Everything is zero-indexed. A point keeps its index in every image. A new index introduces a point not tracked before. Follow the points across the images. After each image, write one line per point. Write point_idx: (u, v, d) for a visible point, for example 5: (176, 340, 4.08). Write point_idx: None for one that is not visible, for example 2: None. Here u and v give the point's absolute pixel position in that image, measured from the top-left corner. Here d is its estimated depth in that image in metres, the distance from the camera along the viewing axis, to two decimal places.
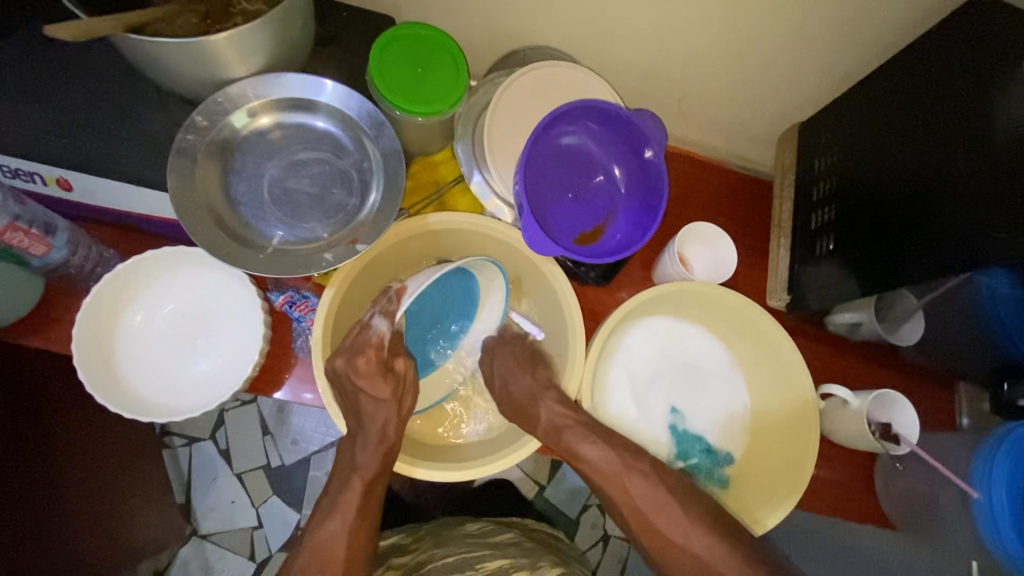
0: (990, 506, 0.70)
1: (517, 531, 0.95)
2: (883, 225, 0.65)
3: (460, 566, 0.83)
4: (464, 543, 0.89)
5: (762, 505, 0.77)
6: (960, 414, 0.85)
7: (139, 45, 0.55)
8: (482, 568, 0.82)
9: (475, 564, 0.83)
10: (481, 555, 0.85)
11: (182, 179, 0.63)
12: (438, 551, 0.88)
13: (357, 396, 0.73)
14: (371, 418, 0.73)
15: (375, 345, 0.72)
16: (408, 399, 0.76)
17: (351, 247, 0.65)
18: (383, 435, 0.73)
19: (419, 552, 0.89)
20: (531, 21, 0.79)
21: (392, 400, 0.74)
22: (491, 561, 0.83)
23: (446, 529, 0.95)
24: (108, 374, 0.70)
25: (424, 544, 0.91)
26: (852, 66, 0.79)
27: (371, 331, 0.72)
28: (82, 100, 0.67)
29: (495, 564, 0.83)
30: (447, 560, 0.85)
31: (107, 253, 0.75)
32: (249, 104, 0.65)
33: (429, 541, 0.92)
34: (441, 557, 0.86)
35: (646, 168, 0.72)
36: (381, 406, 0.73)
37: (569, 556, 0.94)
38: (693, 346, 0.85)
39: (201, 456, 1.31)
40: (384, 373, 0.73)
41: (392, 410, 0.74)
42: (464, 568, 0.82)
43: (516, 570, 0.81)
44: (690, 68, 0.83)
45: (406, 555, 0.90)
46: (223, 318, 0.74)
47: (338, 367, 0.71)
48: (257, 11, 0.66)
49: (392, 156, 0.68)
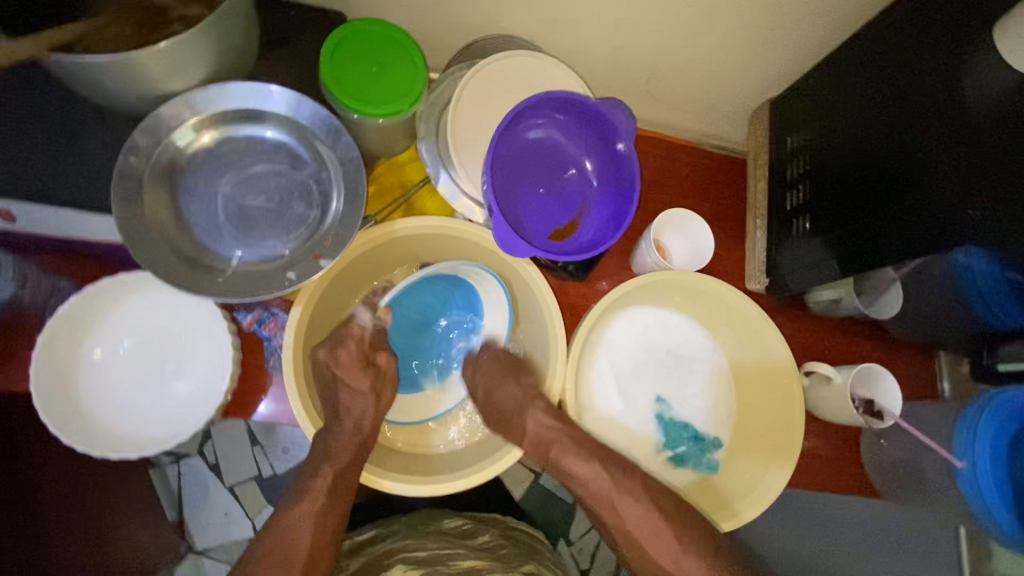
0: (976, 477, 0.73)
1: (492, 528, 0.95)
2: (860, 205, 0.64)
3: (433, 560, 0.82)
4: (438, 539, 0.88)
5: (747, 496, 0.76)
6: (942, 381, 0.85)
7: (67, 65, 0.51)
8: (455, 566, 0.81)
9: (447, 561, 0.82)
10: (453, 554, 0.84)
11: (129, 204, 0.59)
12: (411, 543, 0.87)
13: (336, 387, 0.73)
14: (348, 410, 0.72)
15: (357, 337, 0.73)
16: (387, 393, 0.75)
17: (314, 263, 0.63)
18: (356, 428, 0.71)
19: (392, 542, 0.88)
20: (490, 10, 0.76)
21: (370, 392, 0.73)
22: (464, 561, 0.83)
23: (423, 524, 0.93)
24: (72, 412, 0.67)
25: (395, 536, 0.89)
26: (821, 38, 0.77)
27: (354, 322, 0.75)
28: (15, 123, 0.62)
29: (468, 563, 0.82)
30: (420, 553, 0.83)
31: (61, 283, 0.71)
32: (193, 119, 0.62)
33: (404, 532, 0.90)
34: (413, 548, 0.84)
35: (617, 159, 0.70)
36: (360, 398, 0.73)
37: (547, 560, 0.92)
38: (675, 334, 0.84)
39: (190, 471, 1.28)
40: (365, 366, 0.73)
41: (370, 403, 0.73)
42: (437, 562, 0.81)
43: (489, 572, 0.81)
44: (657, 49, 0.80)
45: (377, 547, 0.87)
46: (191, 343, 0.71)
47: (321, 356, 0.72)
48: (197, 16, 0.63)
49: (350, 163, 0.65)
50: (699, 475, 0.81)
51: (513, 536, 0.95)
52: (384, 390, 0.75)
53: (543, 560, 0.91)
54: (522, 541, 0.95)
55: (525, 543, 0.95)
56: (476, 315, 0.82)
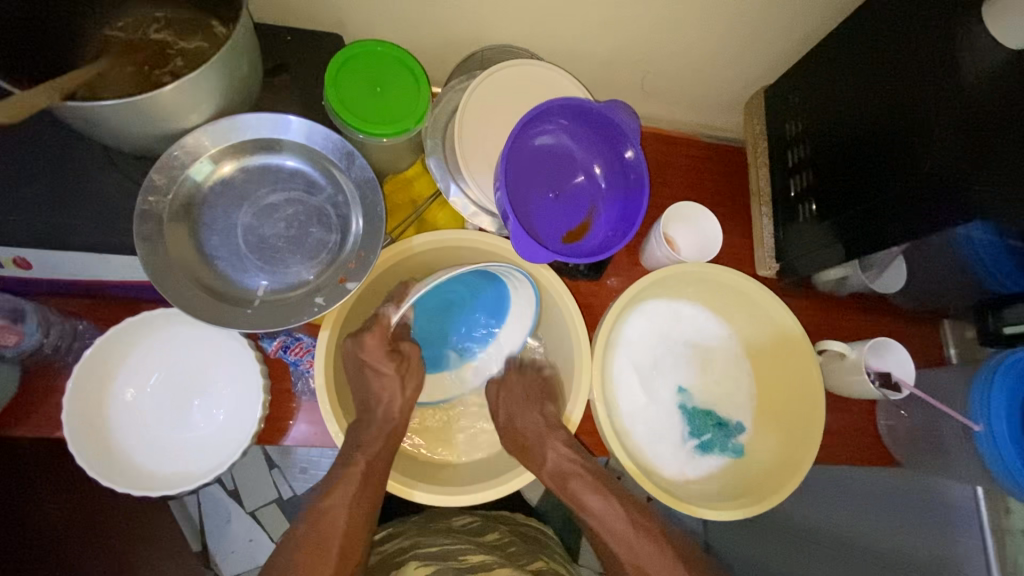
0: (993, 438, 0.73)
1: (503, 525, 0.94)
2: (862, 187, 0.66)
3: (444, 556, 0.80)
4: (448, 535, 0.86)
5: (773, 479, 0.78)
6: (948, 345, 0.90)
7: (79, 111, 0.51)
8: (465, 561, 0.79)
9: (458, 557, 0.80)
10: (463, 548, 0.82)
11: (150, 243, 0.60)
12: (421, 540, 0.85)
13: (364, 375, 0.73)
14: (378, 398, 0.73)
15: (381, 326, 0.73)
16: (412, 382, 0.76)
17: (340, 287, 0.64)
18: (388, 417, 0.73)
19: (403, 539, 0.86)
20: (485, 21, 0.77)
21: (396, 376, 0.74)
22: (474, 556, 0.81)
23: (432, 521, 0.91)
24: (106, 452, 0.67)
25: (406, 533, 0.88)
26: (807, 25, 0.79)
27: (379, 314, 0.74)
28: (21, 170, 0.61)
29: (479, 559, 0.80)
30: (431, 549, 0.81)
31: (81, 325, 0.71)
32: (211, 152, 0.63)
33: (413, 529, 0.89)
34: (424, 545, 0.83)
35: (624, 162, 0.71)
36: (387, 385, 0.73)
37: (555, 555, 0.91)
38: (690, 324, 0.86)
39: (211, 500, 1.28)
40: (391, 352, 0.74)
41: (398, 391, 0.74)
42: (448, 558, 0.79)
43: (499, 566, 0.79)
44: (648, 47, 0.82)
45: (390, 543, 0.87)
46: (218, 373, 0.72)
47: (347, 346, 0.73)
48: (197, 50, 0.64)
49: (367, 184, 0.66)
50: (725, 459, 0.83)
51: (522, 533, 0.94)
52: (410, 377, 0.75)
53: (551, 555, 0.90)
54: (531, 537, 0.94)
55: (538, 542, 0.93)
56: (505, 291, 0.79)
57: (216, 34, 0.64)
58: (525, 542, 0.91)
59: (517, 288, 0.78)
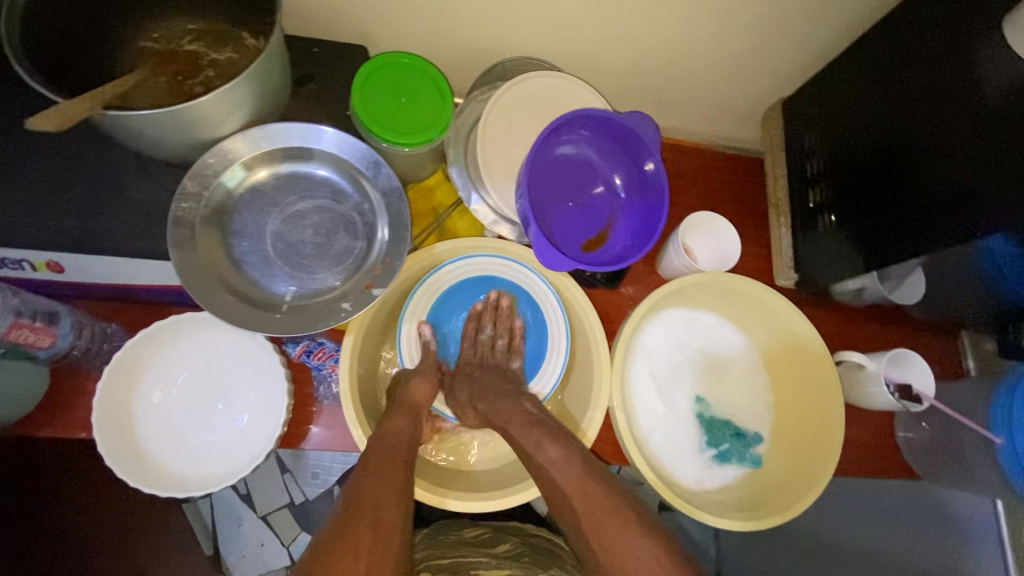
0: (1014, 451, 0.72)
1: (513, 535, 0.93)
2: (883, 199, 0.67)
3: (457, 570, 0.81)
4: (460, 548, 0.87)
5: (791, 490, 0.78)
6: (967, 358, 0.90)
7: (120, 121, 0.52)
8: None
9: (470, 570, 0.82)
10: (475, 562, 0.84)
11: (184, 249, 0.61)
12: (433, 552, 0.86)
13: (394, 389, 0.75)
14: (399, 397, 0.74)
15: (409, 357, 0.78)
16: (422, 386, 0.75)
17: (367, 293, 0.66)
18: (410, 410, 0.72)
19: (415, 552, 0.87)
20: (508, 34, 0.79)
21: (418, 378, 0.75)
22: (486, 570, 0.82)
23: (441, 533, 0.92)
24: (134, 455, 0.68)
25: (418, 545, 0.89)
26: (827, 38, 0.80)
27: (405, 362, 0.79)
28: (58, 177, 0.63)
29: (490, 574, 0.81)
30: (442, 562, 0.83)
31: (110, 329, 0.73)
32: (245, 159, 0.64)
33: (425, 541, 0.89)
34: (437, 557, 0.84)
35: (645, 174, 0.72)
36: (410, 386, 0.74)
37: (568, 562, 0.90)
38: (706, 332, 0.86)
39: (223, 504, 1.28)
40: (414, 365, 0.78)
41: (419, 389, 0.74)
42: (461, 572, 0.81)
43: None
44: (669, 60, 0.83)
45: None
46: (243, 377, 0.74)
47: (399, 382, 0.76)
48: (228, 60, 0.66)
49: (393, 193, 0.68)
50: (743, 470, 0.83)
51: (534, 544, 0.92)
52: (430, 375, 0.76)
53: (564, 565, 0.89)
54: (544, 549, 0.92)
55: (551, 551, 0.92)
56: (542, 323, 0.81)
57: (247, 45, 0.66)
58: (538, 552, 0.90)
59: (544, 300, 0.80)
